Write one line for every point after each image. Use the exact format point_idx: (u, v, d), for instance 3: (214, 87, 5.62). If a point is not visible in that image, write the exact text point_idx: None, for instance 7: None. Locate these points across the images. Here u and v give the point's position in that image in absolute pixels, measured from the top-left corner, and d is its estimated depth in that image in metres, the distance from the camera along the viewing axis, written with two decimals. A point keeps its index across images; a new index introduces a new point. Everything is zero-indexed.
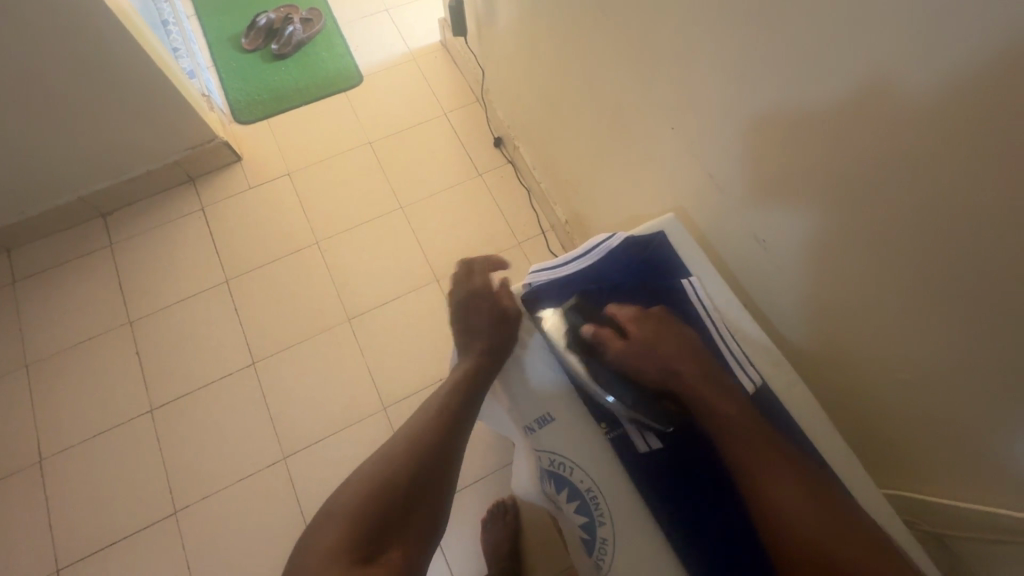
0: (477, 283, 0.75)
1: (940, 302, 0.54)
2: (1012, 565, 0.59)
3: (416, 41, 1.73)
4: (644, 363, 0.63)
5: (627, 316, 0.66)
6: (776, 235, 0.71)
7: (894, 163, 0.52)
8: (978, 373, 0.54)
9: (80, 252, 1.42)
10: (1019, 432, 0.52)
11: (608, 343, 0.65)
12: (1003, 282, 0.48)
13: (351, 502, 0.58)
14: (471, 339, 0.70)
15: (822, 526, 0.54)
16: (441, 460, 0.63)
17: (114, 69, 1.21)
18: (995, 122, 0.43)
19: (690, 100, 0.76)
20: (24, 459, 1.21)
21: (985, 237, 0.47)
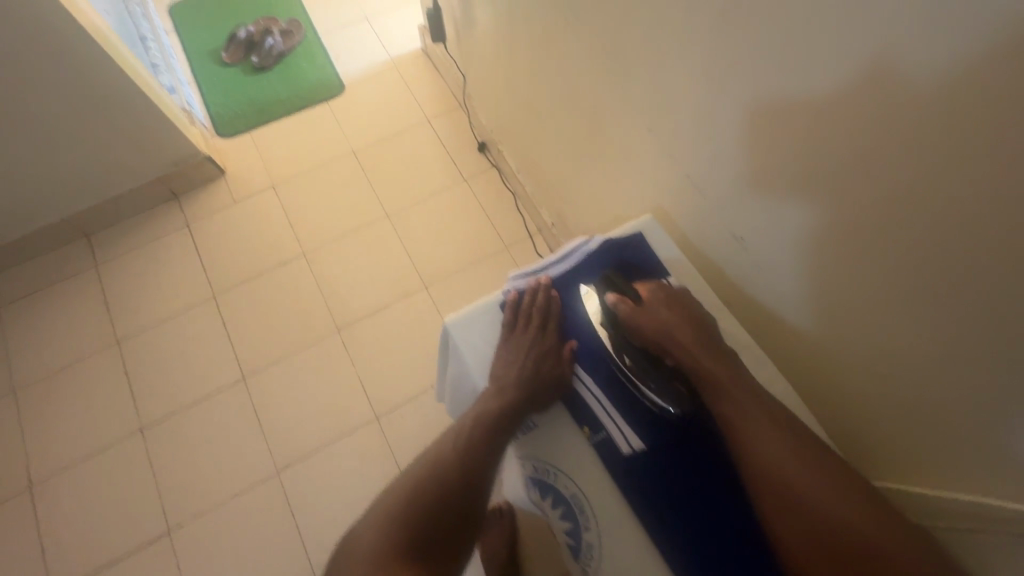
0: (539, 307, 0.70)
1: (919, 294, 0.54)
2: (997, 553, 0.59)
3: (397, 49, 1.72)
4: (654, 333, 0.64)
5: (649, 287, 0.68)
6: (756, 232, 0.71)
7: (868, 156, 0.52)
8: (960, 365, 0.53)
9: (65, 273, 1.41)
10: (1002, 420, 0.52)
11: (623, 306, 0.66)
12: (980, 271, 0.47)
13: (389, 509, 0.58)
14: (513, 351, 0.67)
15: (791, 462, 0.55)
16: (480, 472, 0.61)
17: (92, 88, 1.20)
18: (967, 111, 0.43)
19: (667, 100, 0.76)
20: (15, 485, 1.19)
21: (962, 226, 0.47)
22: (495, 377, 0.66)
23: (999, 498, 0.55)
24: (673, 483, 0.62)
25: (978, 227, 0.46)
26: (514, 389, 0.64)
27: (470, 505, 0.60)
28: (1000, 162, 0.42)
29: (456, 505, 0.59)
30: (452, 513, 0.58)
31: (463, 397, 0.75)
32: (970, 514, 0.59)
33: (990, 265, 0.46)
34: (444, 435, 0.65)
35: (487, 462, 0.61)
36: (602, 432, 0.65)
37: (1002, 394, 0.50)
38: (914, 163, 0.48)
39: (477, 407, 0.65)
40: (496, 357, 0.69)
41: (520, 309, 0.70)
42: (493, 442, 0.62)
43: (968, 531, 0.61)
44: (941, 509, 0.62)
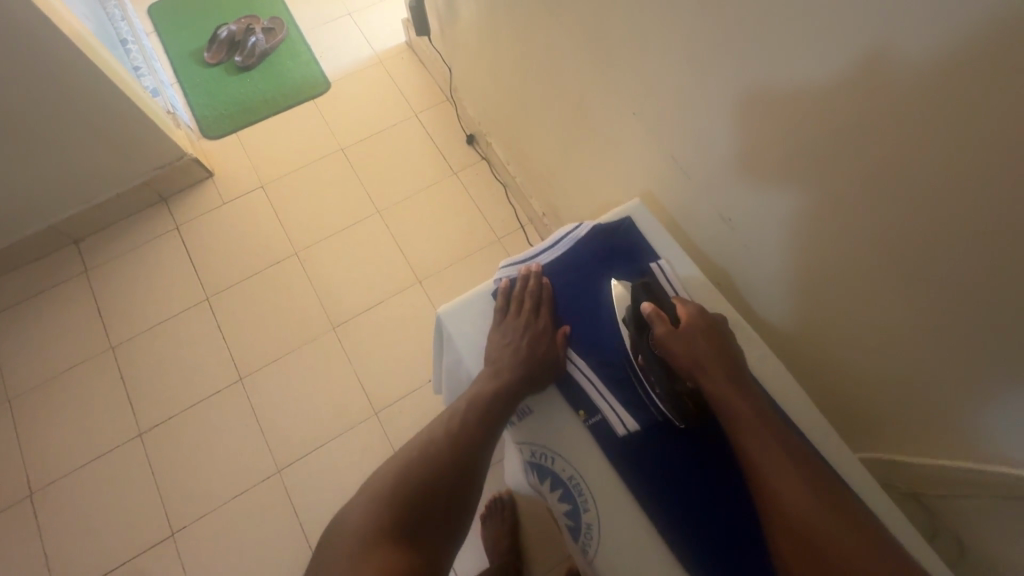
0: (531, 293, 0.71)
1: (899, 265, 0.55)
2: (984, 518, 0.60)
3: (381, 43, 1.71)
4: (681, 354, 0.61)
5: (690, 311, 0.64)
6: (741, 212, 0.72)
7: (846, 130, 0.53)
8: (942, 332, 0.55)
9: (55, 281, 1.40)
10: (984, 385, 0.53)
11: (658, 324, 0.63)
12: (958, 238, 0.48)
13: (377, 490, 0.59)
14: (507, 336, 0.68)
15: (801, 494, 0.52)
16: (474, 457, 0.63)
17: (75, 96, 1.19)
18: (936, 82, 0.44)
19: (650, 84, 0.77)
20: (15, 494, 1.19)
21: (939, 196, 0.48)
22: (489, 360, 0.67)
23: (985, 462, 0.56)
24: (669, 468, 0.63)
25: (958, 197, 0.46)
26: (509, 370, 0.65)
27: (463, 489, 0.61)
28: (979, 130, 0.42)
29: (451, 488, 0.60)
30: (446, 496, 0.60)
31: (458, 386, 0.75)
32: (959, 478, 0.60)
33: (972, 232, 0.47)
34: (435, 421, 0.66)
35: (482, 445, 0.63)
36: (597, 415, 0.66)
37: (988, 358, 0.51)
38: (894, 134, 0.49)
39: (473, 390, 0.66)
40: (488, 342, 0.69)
41: (512, 295, 0.71)
42: (489, 426, 0.64)
43: (956, 494, 0.62)
44: (931, 477, 0.64)
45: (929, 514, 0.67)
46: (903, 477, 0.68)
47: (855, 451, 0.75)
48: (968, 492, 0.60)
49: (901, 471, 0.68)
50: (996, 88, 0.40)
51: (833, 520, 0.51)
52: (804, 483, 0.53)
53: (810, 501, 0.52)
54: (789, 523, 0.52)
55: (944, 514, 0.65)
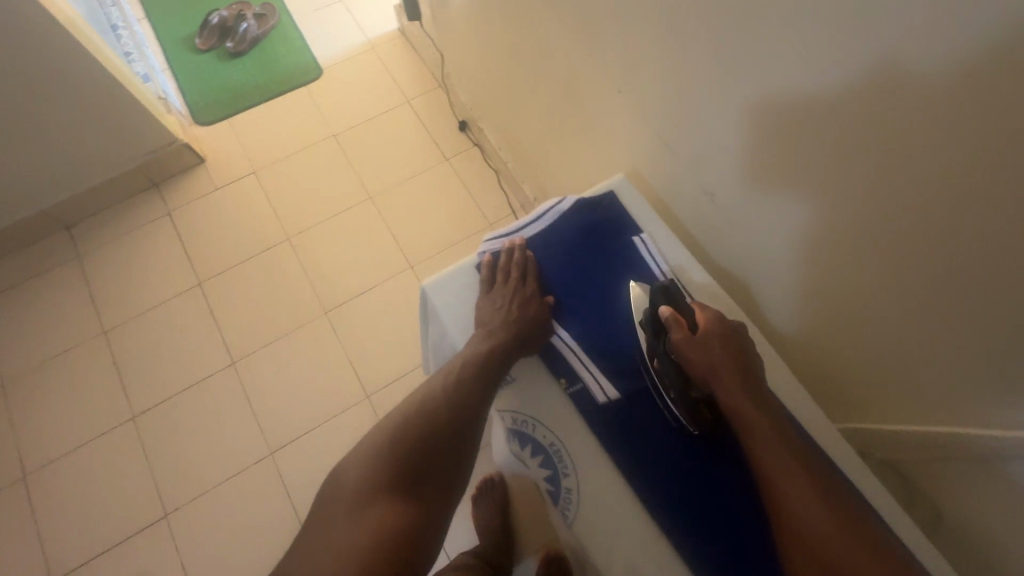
0: (514, 263, 0.72)
1: (868, 234, 0.55)
2: (957, 483, 0.61)
3: (373, 29, 1.71)
4: (698, 362, 0.59)
5: (709, 316, 0.61)
6: (720, 188, 0.73)
7: (817, 101, 0.53)
8: (911, 299, 0.55)
9: (46, 266, 1.40)
10: (952, 350, 0.54)
11: (675, 330, 0.60)
12: (921, 205, 0.49)
13: (377, 445, 0.60)
14: (497, 301, 0.69)
15: (814, 512, 0.51)
16: (466, 420, 0.63)
17: (64, 80, 1.18)
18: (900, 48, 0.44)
19: (634, 62, 0.77)
20: (9, 477, 1.20)
21: (903, 163, 0.48)
22: (481, 324, 0.68)
23: (956, 427, 0.57)
24: (650, 437, 0.64)
25: (925, 165, 0.47)
26: (502, 329, 0.66)
27: (459, 448, 0.62)
28: (944, 97, 0.43)
29: (446, 446, 0.61)
30: (442, 454, 0.61)
31: (444, 359, 0.76)
32: (930, 446, 0.61)
33: (936, 198, 0.47)
34: (432, 378, 0.66)
35: (475, 409, 0.64)
36: (578, 383, 0.67)
37: (957, 327, 0.52)
38: (864, 105, 0.49)
39: (466, 351, 0.67)
40: (476, 312, 0.70)
41: (497, 267, 0.72)
42: (481, 390, 0.64)
43: (929, 462, 0.63)
44: (905, 445, 0.64)
45: (904, 483, 0.68)
46: (877, 448, 0.69)
47: (835, 422, 0.74)
48: (940, 457, 0.61)
49: (876, 441, 0.68)
50: (955, 51, 0.40)
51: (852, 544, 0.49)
52: (824, 504, 0.51)
53: (830, 524, 0.50)
54: (805, 545, 0.50)
55: (918, 482, 0.66)
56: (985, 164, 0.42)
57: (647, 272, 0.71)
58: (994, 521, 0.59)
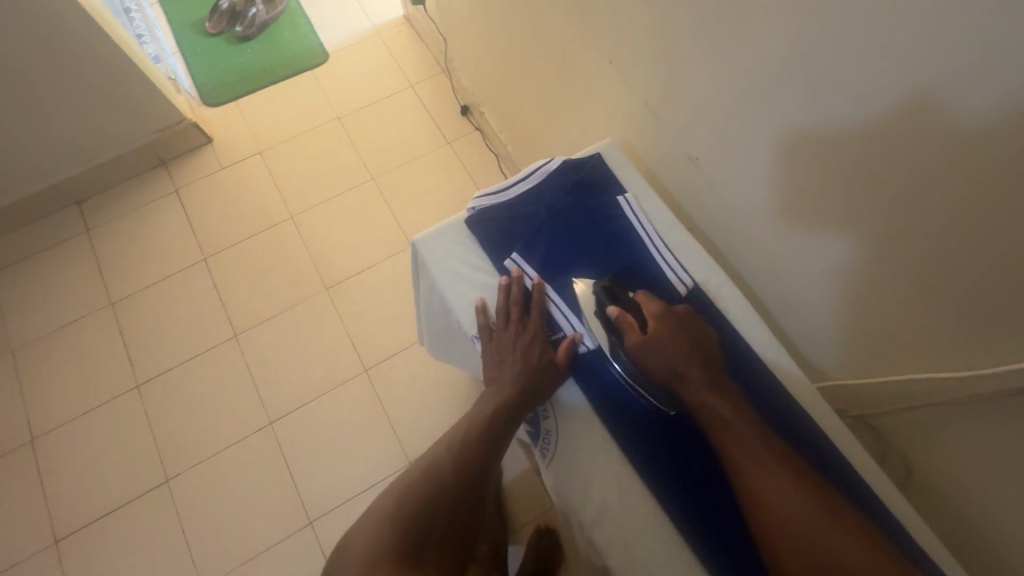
0: (512, 301, 0.69)
1: (849, 180, 0.59)
2: (925, 432, 0.64)
3: (379, 16, 1.74)
4: (653, 361, 0.61)
5: (656, 312, 0.64)
6: (710, 152, 0.77)
7: (805, 52, 0.57)
8: (887, 244, 0.59)
9: (57, 239, 1.44)
10: (925, 294, 0.57)
11: (629, 332, 0.63)
12: (899, 147, 0.53)
13: (380, 522, 0.59)
14: (501, 353, 0.68)
15: (782, 499, 0.51)
16: (472, 464, 0.63)
17: (80, 57, 1.22)
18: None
19: (628, 34, 0.80)
20: (17, 439, 1.23)
21: (885, 105, 0.52)
22: (490, 381, 0.68)
23: (925, 371, 0.61)
24: (625, 388, 0.66)
25: (896, 104, 0.51)
26: (510, 387, 0.66)
27: (468, 510, 0.61)
28: (918, 40, 0.47)
29: (455, 508, 0.60)
30: (450, 521, 0.59)
31: (434, 310, 0.80)
32: (904, 393, 0.64)
33: (912, 138, 0.51)
34: (433, 450, 0.65)
35: (484, 462, 0.63)
36: (561, 332, 0.70)
37: (924, 265, 0.56)
38: (847, 53, 0.53)
39: (476, 411, 0.67)
40: (484, 362, 0.70)
41: (498, 309, 0.70)
42: (489, 441, 0.64)
43: (900, 412, 0.66)
44: (877, 397, 0.68)
45: (879, 440, 0.71)
46: (853, 402, 0.72)
47: (816, 383, 0.78)
48: (909, 406, 0.65)
49: (854, 396, 0.72)
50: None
51: (816, 517, 0.50)
52: (786, 484, 0.52)
53: (793, 501, 0.51)
54: (773, 525, 0.51)
55: (892, 438, 0.69)
56: (950, 98, 0.47)
57: (630, 227, 0.75)
58: (963, 470, 0.61)
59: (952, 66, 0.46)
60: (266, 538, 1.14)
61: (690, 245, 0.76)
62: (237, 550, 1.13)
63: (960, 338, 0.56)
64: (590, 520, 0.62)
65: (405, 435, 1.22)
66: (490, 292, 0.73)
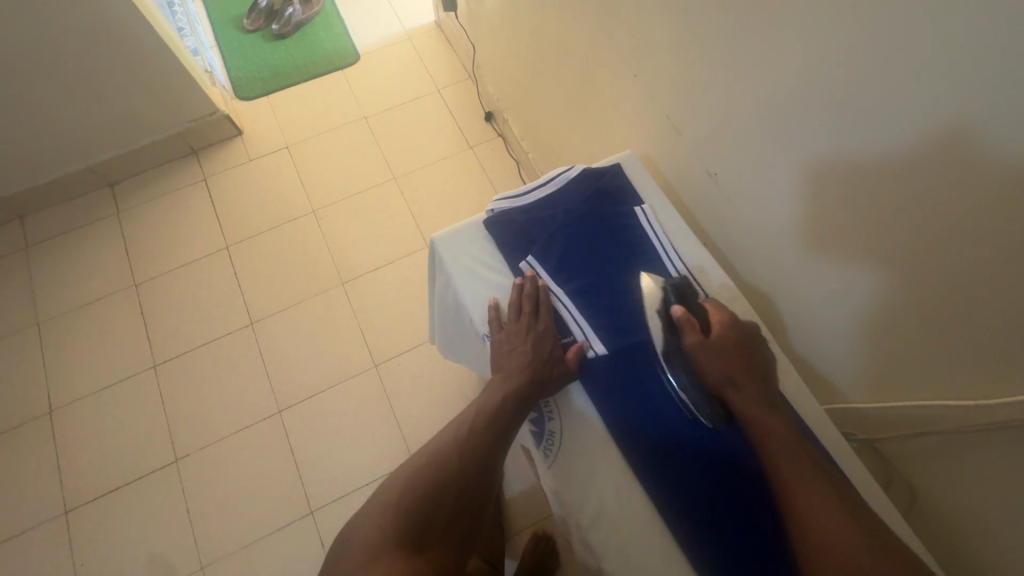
0: (527, 296, 0.71)
1: (866, 207, 0.60)
2: (936, 459, 0.64)
3: (412, 20, 1.78)
4: (711, 365, 0.60)
5: (722, 319, 0.63)
6: (728, 169, 0.78)
7: (826, 78, 0.58)
8: (901, 272, 0.59)
9: (89, 219, 1.49)
10: (936, 324, 0.57)
11: (688, 332, 0.62)
12: (918, 176, 0.53)
13: (384, 509, 0.60)
14: (513, 346, 0.68)
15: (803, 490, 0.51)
16: (475, 457, 0.63)
17: (123, 46, 1.27)
18: (902, 27, 0.49)
19: (653, 49, 0.82)
20: (36, 410, 1.27)
21: (903, 137, 0.53)
22: (499, 371, 0.69)
23: (933, 398, 0.61)
24: (634, 394, 0.67)
25: (912, 128, 0.52)
26: (518, 380, 0.66)
27: (469, 504, 0.62)
28: (940, 73, 0.48)
29: (456, 499, 0.61)
30: (452, 512, 0.60)
31: (448, 309, 0.82)
32: (913, 419, 0.64)
33: (927, 167, 0.52)
34: (436, 439, 0.66)
35: (485, 456, 0.64)
36: (571, 336, 0.71)
37: (937, 294, 0.56)
38: (870, 81, 0.54)
39: (483, 401, 0.67)
40: (493, 354, 0.71)
41: (513, 303, 0.71)
42: (494, 437, 0.65)
43: (909, 438, 0.66)
44: (887, 423, 0.68)
45: (883, 465, 0.71)
46: (861, 426, 0.72)
47: (824, 405, 0.78)
48: (921, 432, 0.64)
49: (860, 418, 0.72)
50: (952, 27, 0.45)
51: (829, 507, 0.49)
52: (820, 487, 0.51)
53: (812, 497, 0.50)
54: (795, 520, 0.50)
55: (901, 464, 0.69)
56: (969, 128, 0.47)
57: (645, 238, 0.76)
58: (970, 502, 0.60)
59: (966, 94, 0.46)
60: (268, 524, 1.16)
61: (702, 257, 0.77)
62: (239, 534, 1.15)
63: (966, 366, 0.56)
64: (588, 523, 0.63)
65: (410, 431, 1.24)
66: (503, 292, 0.75)
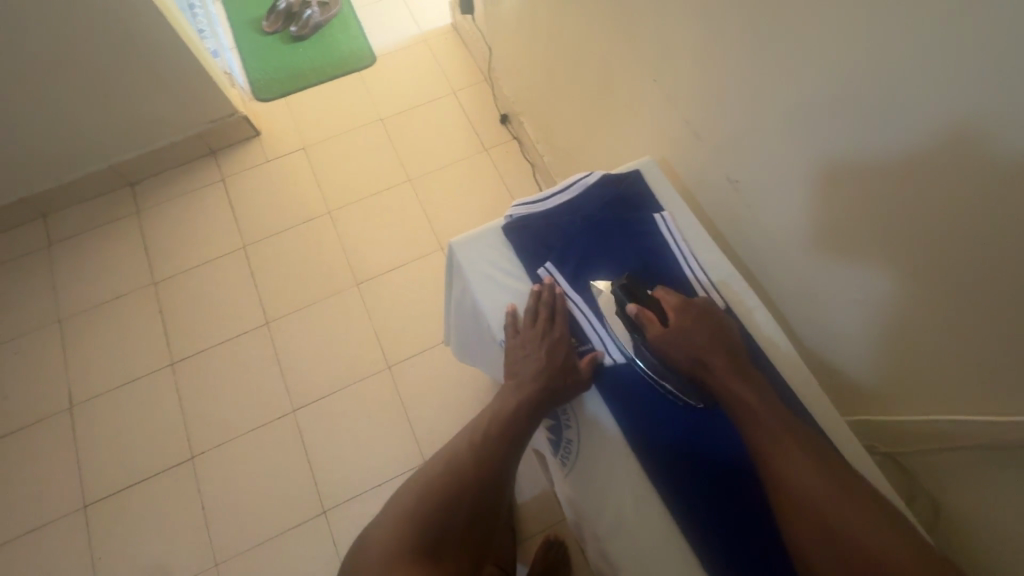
0: (543, 303, 0.71)
1: (890, 220, 0.59)
2: (960, 477, 0.62)
3: (428, 23, 1.79)
4: (676, 351, 0.62)
5: (674, 305, 0.65)
6: (748, 176, 0.77)
7: (848, 89, 0.57)
8: (925, 286, 0.58)
9: (109, 218, 1.51)
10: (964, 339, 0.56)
11: (648, 327, 0.64)
12: (943, 190, 0.52)
13: (401, 519, 0.60)
14: (528, 353, 0.68)
15: (807, 473, 0.52)
16: (491, 465, 0.63)
17: (145, 48, 1.29)
18: (926, 40, 0.48)
19: (672, 55, 0.81)
20: (56, 405, 1.29)
21: (928, 151, 0.52)
22: (513, 378, 0.68)
23: (959, 414, 0.60)
24: (649, 403, 0.66)
25: (937, 141, 0.51)
26: (534, 387, 0.66)
27: (484, 513, 0.62)
28: (966, 87, 0.47)
29: (470, 508, 0.61)
30: (467, 521, 0.61)
31: (465, 314, 0.82)
32: (938, 434, 0.63)
33: (953, 182, 0.51)
34: (451, 446, 0.66)
35: (499, 464, 0.63)
36: (588, 344, 0.71)
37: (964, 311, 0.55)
38: (894, 93, 0.53)
39: (497, 408, 0.67)
40: (507, 360, 0.70)
41: (528, 310, 0.71)
42: (506, 441, 0.64)
43: (934, 453, 0.65)
44: (911, 438, 0.67)
45: (906, 480, 0.70)
46: (884, 440, 0.71)
47: (846, 417, 0.77)
48: (946, 448, 0.63)
49: (883, 431, 0.71)
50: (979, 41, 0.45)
51: (834, 490, 0.50)
52: (816, 465, 0.52)
53: (815, 477, 0.51)
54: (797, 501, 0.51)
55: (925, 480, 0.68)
56: (996, 144, 0.46)
57: (665, 246, 0.75)
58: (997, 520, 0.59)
59: (993, 110, 0.45)
60: (281, 523, 1.17)
61: (723, 265, 0.76)
62: (251, 532, 1.16)
63: (993, 384, 0.55)
64: (604, 532, 0.63)
65: (422, 433, 1.24)
66: (520, 299, 0.75)
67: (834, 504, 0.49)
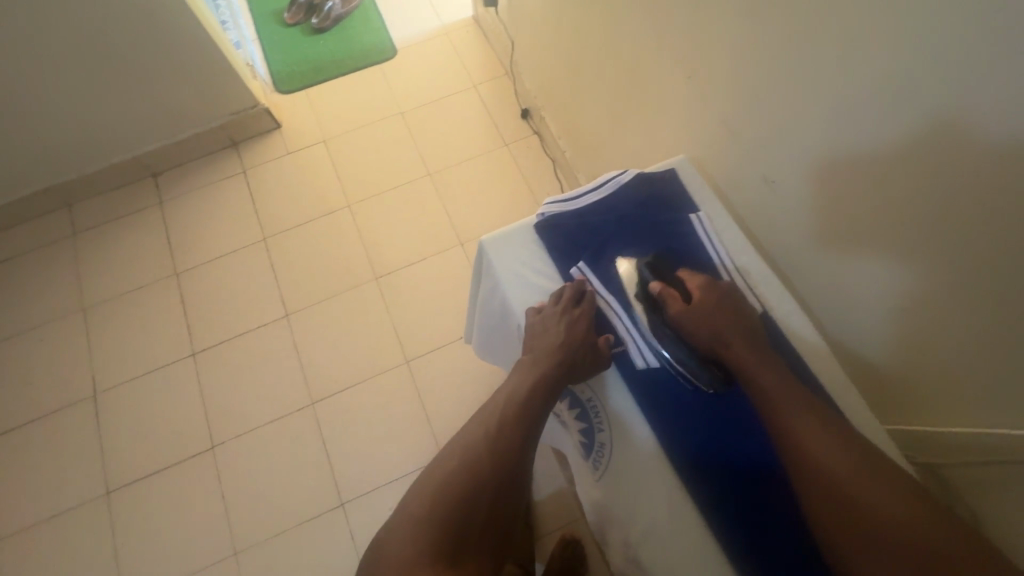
0: (569, 297, 0.70)
1: (935, 230, 0.57)
2: (1008, 489, 0.61)
3: (449, 16, 1.77)
4: (700, 328, 0.64)
5: (699, 285, 0.68)
6: (784, 178, 0.75)
7: (893, 93, 0.55)
8: (974, 296, 0.56)
9: (132, 208, 1.53)
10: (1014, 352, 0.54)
11: (670, 303, 0.67)
12: (992, 202, 0.50)
13: (422, 514, 0.59)
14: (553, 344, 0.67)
15: (831, 452, 0.52)
16: (514, 460, 0.62)
17: (170, 40, 1.30)
18: (980, 47, 0.46)
19: (706, 52, 0.80)
20: (80, 393, 1.31)
21: (977, 161, 0.50)
22: (535, 367, 0.67)
23: (1008, 427, 0.58)
24: (680, 404, 0.66)
25: (989, 151, 0.49)
26: (557, 381, 0.66)
27: (505, 507, 0.61)
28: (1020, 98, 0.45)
29: (492, 502, 0.60)
30: (489, 516, 0.60)
31: (492, 312, 0.81)
32: (986, 446, 0.62)
33: (1003, 194, 0.49)
34: (468, 435, 0.65)
35: (522, 458, 0.63)
36: (622, 346, 0.71)
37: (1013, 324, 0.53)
38: (942, 101, 0.51)
39: (517, 397, 0.65)
40: (528, 348, 0.69)
41: (554, 303, 0.71)
42: (529, 433, 0.64)
43: (981, 464, 0.63)
44: (955, 449, 0.65)
45: (946, 489, 0.69)
46: (925, 450, 0.70)
47: (884, 424, 0.75)
48: (993, 461, 0.62)
49: (924, 441, 0.69)
50: None
51: (860, 472, 0.50)
52: (842, 446, 0.52)
53: (839, 457, 0.51)
54: (823, 480, 0.51)
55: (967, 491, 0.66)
56: None
57: (701, 247, 0.74)
58: None
59: None
60: (299, 514, 1.18)
61: (760, 268, 0.74)
62: (270, 523, 1.17)
63: None
64: (634, 538, 0.62)
65: (440, 428, 1.24)
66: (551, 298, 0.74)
67: (862, 484, 0.49)
